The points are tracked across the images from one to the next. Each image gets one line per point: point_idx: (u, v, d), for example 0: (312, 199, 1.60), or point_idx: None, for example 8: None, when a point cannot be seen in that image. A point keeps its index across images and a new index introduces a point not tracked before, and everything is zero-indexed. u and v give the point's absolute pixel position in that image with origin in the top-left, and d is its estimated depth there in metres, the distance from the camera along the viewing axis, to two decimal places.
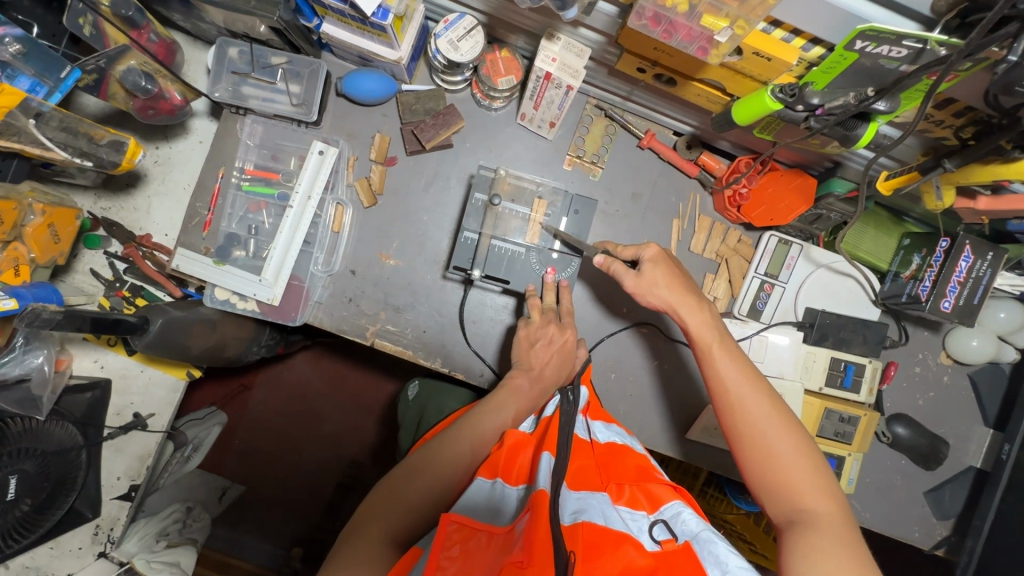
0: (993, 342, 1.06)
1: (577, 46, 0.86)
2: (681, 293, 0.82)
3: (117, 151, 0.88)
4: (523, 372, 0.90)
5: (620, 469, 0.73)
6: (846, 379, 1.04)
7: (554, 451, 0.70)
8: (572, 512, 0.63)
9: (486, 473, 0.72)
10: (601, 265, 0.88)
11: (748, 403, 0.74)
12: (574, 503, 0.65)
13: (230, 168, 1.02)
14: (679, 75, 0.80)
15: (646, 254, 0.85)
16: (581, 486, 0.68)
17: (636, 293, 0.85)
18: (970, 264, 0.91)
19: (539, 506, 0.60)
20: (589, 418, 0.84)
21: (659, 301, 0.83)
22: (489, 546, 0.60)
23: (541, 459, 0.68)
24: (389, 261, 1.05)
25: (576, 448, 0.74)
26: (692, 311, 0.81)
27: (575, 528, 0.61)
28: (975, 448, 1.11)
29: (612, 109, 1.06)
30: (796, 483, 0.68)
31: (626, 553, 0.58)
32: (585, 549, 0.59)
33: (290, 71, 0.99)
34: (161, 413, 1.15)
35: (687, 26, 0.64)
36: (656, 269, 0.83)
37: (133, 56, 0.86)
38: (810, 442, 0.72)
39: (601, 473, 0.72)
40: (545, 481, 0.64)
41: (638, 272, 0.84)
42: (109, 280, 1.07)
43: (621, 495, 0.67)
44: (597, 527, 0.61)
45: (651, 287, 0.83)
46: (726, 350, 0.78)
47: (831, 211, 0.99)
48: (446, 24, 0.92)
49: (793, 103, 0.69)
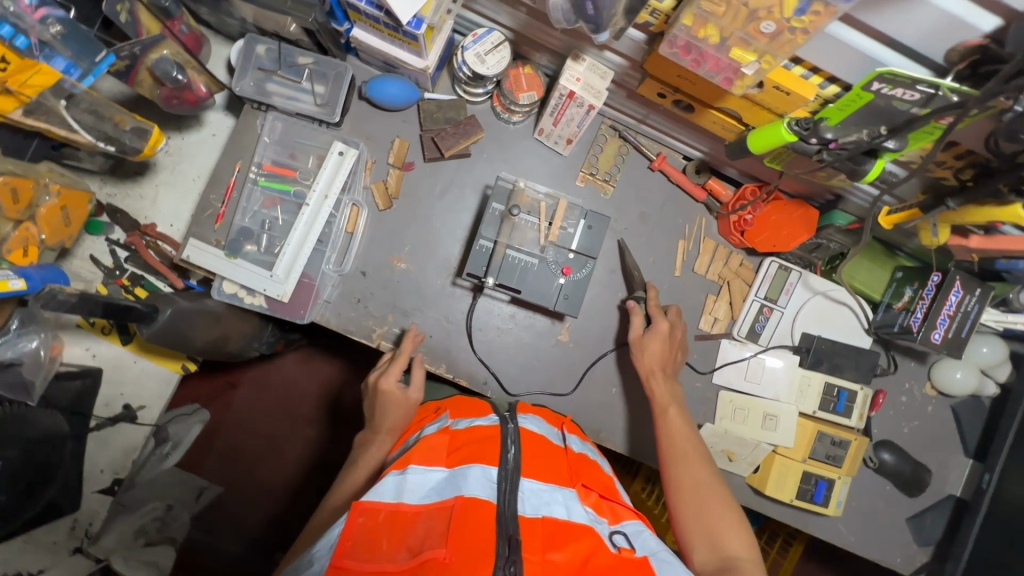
0: (976, 375, 1.11)
1: (601, 68, 0.90)
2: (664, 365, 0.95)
3: (140, 137, 0.87)
4: (369, 435, 0.90)
5: (589, 476, 0.76)
6: (839, 404, 1.07)
7: (489, 459, 0.66)
8: (533, 504, 0.63)
9: (421, 458, 0.68)
10: (630, 307, 1.00)
11: (691, 459, 0.84)
12: (538, 494, 0.65)
13: (248, 163, 1.02)
14: (698, 102, 0.84)
15: (658, 325, 0.97)
16: (549, 480, 0.68)
17: (635, 343, 0.98)
18: (959, 299, 0.96)
19: (461, 511, 0.59)
20: (566, 432, 0.87)
21: (643, 367, 0.96)
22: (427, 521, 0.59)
23: (468, 465, 0.65)
24: (400, 264, 1.06)
25: (526, 440, 0.74)
26: (660, 381, 0.94)
27: (535, 521, 0.61)
28: (956, 477, 1.16)
29: (626, 131, 1.09)
30: (718, 533, 0.75)
31: (590, 544, 0.61)
32: (545, 543, 0.60)
33: (316, 72, 1.00)
34: (150, 406, 1.24)
35: (715, 57, 0.67)
36: (653, 340, 0.96)
37: (166, 45, 0.84)
38: (730, 497, 0.80)
39: (570, 472, 0.74)
40: (487, 491, 0.62)
41: (648, 329, 0.97)
42: (110, 267, 1.13)
43: (587, 497, 0.70)
44: (557, 520, 0.63)
45: (642, 351, 0.96)
46: (681, 413, 0.91)
47: (830, 241, 1.04)
48: (473, 38, 0.95)
49: (807, 136, 0.73)
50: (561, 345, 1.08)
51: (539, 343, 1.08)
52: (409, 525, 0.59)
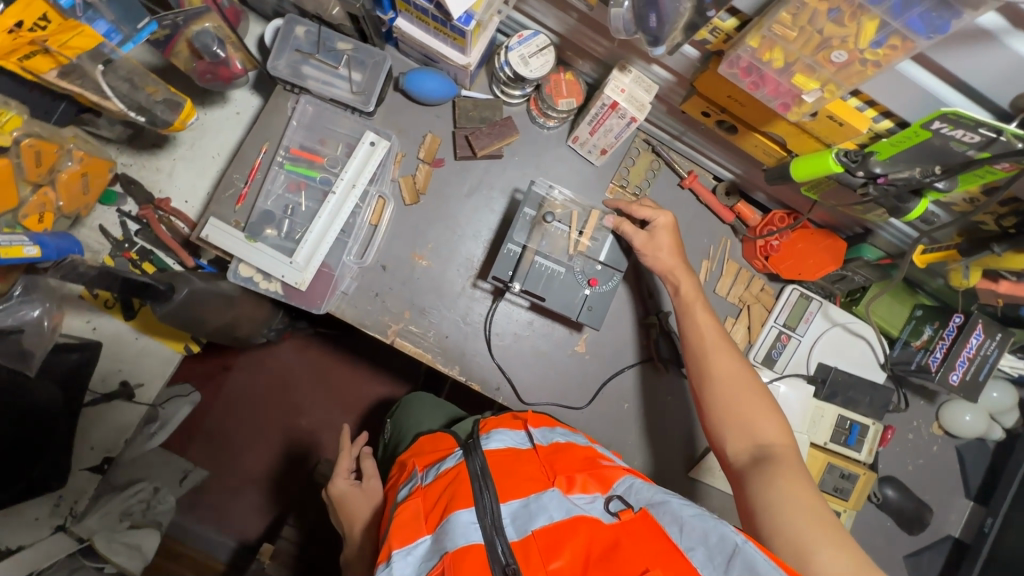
0: (984, 419, 1.11)
1: (647, 81, 0.88)
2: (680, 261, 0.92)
3: (172, 110, 0.84)
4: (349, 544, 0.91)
5: (566, 459, 0.73)
6: (850, 437, 1.06)
7: (465, 503, 0.65)
8: (524, 524, 0.64)
9: (397, 535, 0.65)
10: (611, 225, 0.95)
11: (714, 361, 0.85)
12: (525, 513, 0.65)
13: (276, 145, 0.99)
14: (743, 124, 0.83)
15: (660, 221, 0.93)
16: (528, 492, 0.67)
17: (643, 251, 0.94)
18: (979, 342, 0.96)
19: (453, 570, 0.59)
20: (532, 427, 0.81)
21: (656, 263, 0.94)
22: None
23: (448, 520, 0.63)
24: (422, 261, 1.04)
25: (496, 463, 0.71)
26: (684, 278, 0.92)
27: (529, 540, 0.62)
28: (956, 518, 1.16)
29: (660, 146, 1.09)
30: (755, 427, 0.79)
31: (585, 536, 0.61)
32: (545, 554, 0.60)
33: (355, 58, 0.97)
34: (150, 384, 1.17)
35: (776, 81, 0.66)
36: (663, 233, 0.93)
37: (209, 18, 0.81)
38: (757, 380, 0.83)
39: (547, 467, 0.72)
40: (473, 536, 0.62)
41: (648, 235, 0.93)
42: (118, 240, 1.11)
43: (573, 485, 0.68)
44: (547, 527, 0.62)
45: (656, 249, 0.93)
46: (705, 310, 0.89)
47: (856, 274, 1.04)
48: (519, 39, 0.93)
49: (854, 168, 0.73)
50: (577, 356, 1.07)
51: (555, 352, 1.07)
52: None
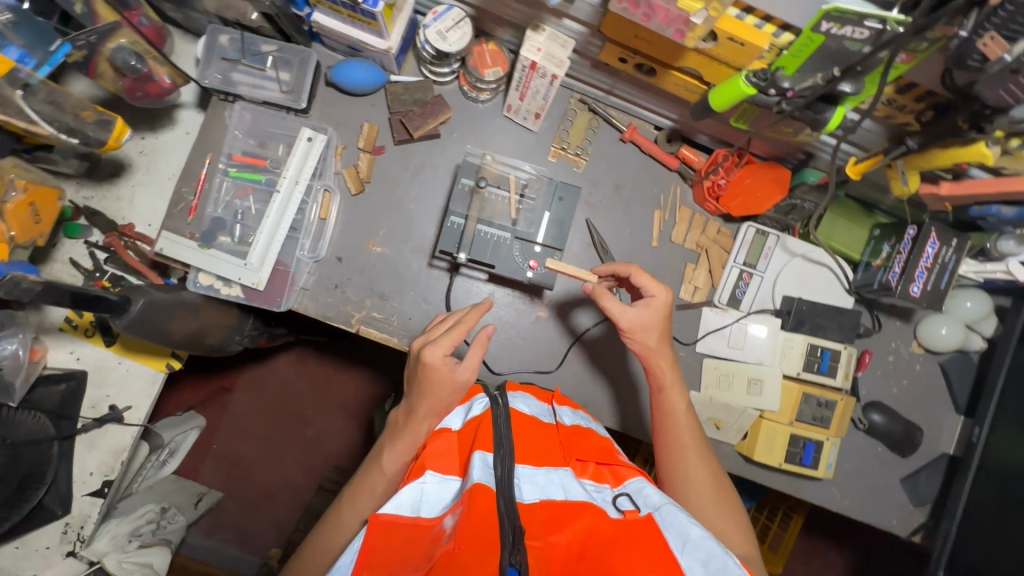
0: (961, 330, 1.10)
1: (561, 37, 0.89)
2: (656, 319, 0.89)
3: (105, 128, 0.86)
4: (406, 414, 0.85)
5: (584, 447, 0.81)
6: (822, 364, 1.06)
7: (488, 447, 0.73)
8: (532, 491, 0.70)
9: (435, 466, 0.75)
10: (589, 290, 0.92)
11: (676, 426, 0.89)
12: (536, 481, 0.71)
13: (218, 154, 1.02)
14: (658, 63, 0.84)
15: (656, 295, 0.89)
16: (542, 463, 0.74)
17: (619, 316, 0.89)
18: (936, 250, 0.95)
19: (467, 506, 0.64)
20: (557, 405, 0.91)
21: (640, 346, 0.90)
22: (427, 534, 0.67)
23: (473, 456, 0.71)
24: (375, 248, 1.06)
25: (519, 423, 0.80)
26: (652, 338, 0.89)
27: (534, 506, 0.67)
28: (948, 435, 1.15)
29: (596, 104, 1.09)
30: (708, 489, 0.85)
31: (589, 521, 0.67)
32: (548, 523, 0.66)
33: (281, 58, 1.00)
34: (138, 406, 1.16)
35: (664, 8, 0.67)
36: (652, 316, 0.89)
37: (125, 34, 0.85)
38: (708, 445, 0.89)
39: (564, 449, 0.80)
40: (486, 477, 0.68)
41: (634, 308, 0.89)
42: (89, 270, 1.13)
43: (586, 471, 0.77)
44: (557, 502, 0.69)
45: (642, 330, 0.89)
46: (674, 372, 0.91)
47: (805, 200, 1.03)
48: (434, 16, 0.95)
49: (766, 87, 0.73)
50: (542, 322, 1.08)
51: (520, 320, 1.08)
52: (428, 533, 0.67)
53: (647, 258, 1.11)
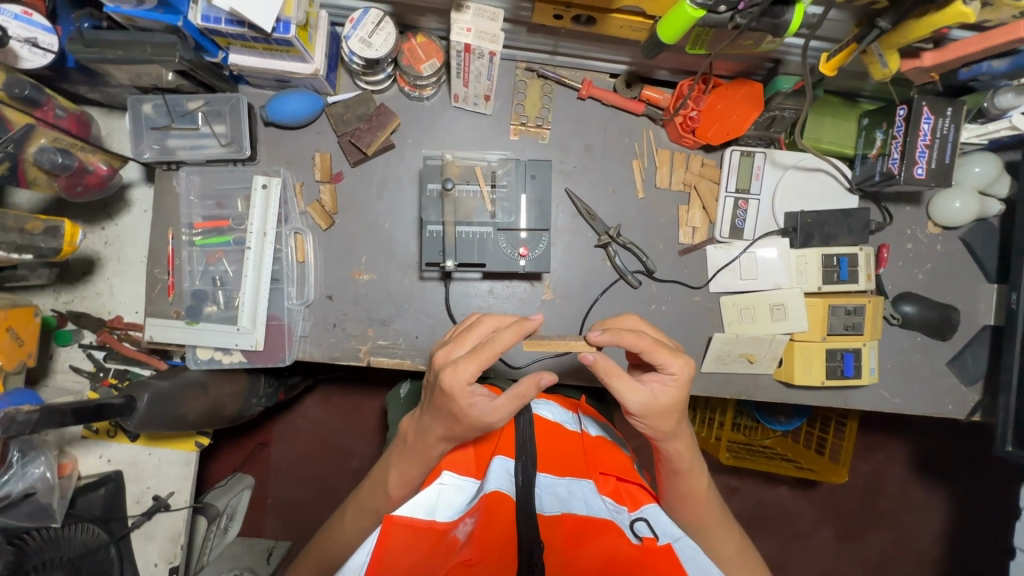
0: (975, 199, 1.04)
1: (488, 9, 0.83)
2: (669, 421, 0.74)
3: (55, 236, 0.84)
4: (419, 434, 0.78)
5: (609, 458, 0.78)
6: (842, 272, 1.02)
7: (510, 454, 0.73)
8: (555, 503, 0.71)
9: (452, 469, 0.75)
10: (589, 364, 0.71)
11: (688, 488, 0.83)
12: (558, 492, 0.73)
13: (178, 227, 0.99)
14: (596, 10, 0.78)
15: (676, 371, 0.72)
16: (564, 472, 0.75)
17: (630, 406, 0.72)
18: (932, 125, 0.89)
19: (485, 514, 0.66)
20: (579, 414, 0.90)
21: (655, 429, 0.75)
22: (434, 545, 0.65)
23: (495, 462, 0.72)
24: (362, 277, 1.03)
25: (543, 432, 0.80)
26: (662, 422, 0.74)
27: (556, 520, 0.69)
28: (985, 306, 1.11)
29: (543, 68, 1.03)
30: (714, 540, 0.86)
31: (609, 543, 0.68)
32: (567, 540, 0.68)
33: (210, 112, 0.95)
34: (179, 490, 1.15)
35: None
36: (669, 397, 0.73)
37: (42, 134, 0.81)
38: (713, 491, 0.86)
39: (588, 460, 0.78)
40: (508, 487, 0.69)
41: (650, 396, 0.72)
42: (92, 371, 1.12)
43: (607, 486, 0.74)
44: (581, 517, 0.70)
45: (657, 415, 0.73)
46: (682, 440, 0.79)
47: (783, 109, 0.96)
48: (352, 24, 0.89)
49: (713, 6, 0.67)
50: (548, 304, 1.05)
51: (526, 310, 1.04)
52: (443, 538, 0.66)
53: (637, 212, 1.06)
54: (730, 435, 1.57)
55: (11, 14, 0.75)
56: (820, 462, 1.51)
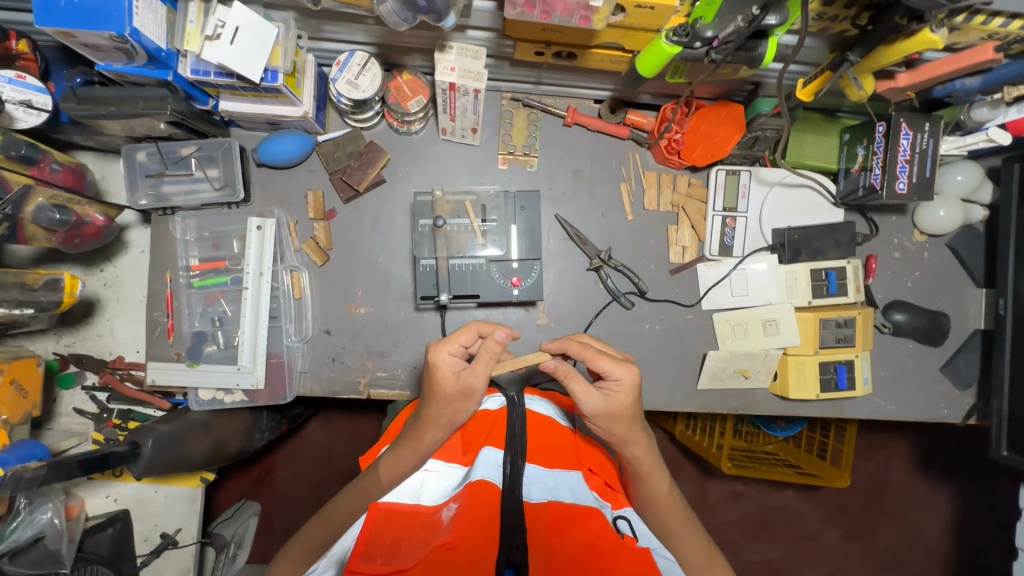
0: (958, 207, 1.06)
1: (471, 48, 0.84)
2: (621, 425, 0.72)
3: (55, 289, 0.85)
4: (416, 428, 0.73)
5: (597, 458, 0.77)
6: (830, 286, 1.04)
7: (500, 443, 0.70)
8: (541, 491, 0.68)
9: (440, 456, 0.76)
10: (548, 370, 0.73)
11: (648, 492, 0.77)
12: (546, 482, 0.69)
13: (176, 269, 1.00)
14: (576, 47, 0.80)
15: (621, 379, 0.70)
16: (554, 464, 0.71)
17: (589, 416, 0.71)
18: (911, 141, 0.91)
19: (470, 501, 0.63)
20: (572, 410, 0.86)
21: (607, 434, 0.73)
22: (419, 527, 0.65)
23: (483, 453, 0.69)
24: (359, 310, 1.04)
25: (534, 424, 0.75)
26: (614, 423, 0.72)
27: (541, 507, 0.66)
28: (974, 311, 1.12)
29: (528, 97, 1.05)
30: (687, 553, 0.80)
31: (593, 529, 0.64)
32: (551, 526, 0.64)
33: (203, 157, 0.96)
34: (188, 526, 1.17)
35: (562, 1, 0.64)
36: (620, 404, 0.71)
37: (40, 193, 0.83)
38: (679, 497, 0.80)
39: (577, 453, 0.76)
40: (495, 475, 0.65)
41: (599, 396, 0.71)
42: (96, 413, 1.13)
43: (592, 480, 0.73)
44: (565, 505, 0.67)
45: (608, 420, 0.71)
46: (637, 444, 0.74)
47: (765, 130, 0.96)
48: (339, 66, 0.91)
49: (689, 42, 0.69)
50: (543, 329, 1.06)
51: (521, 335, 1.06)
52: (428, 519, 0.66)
53: (627, 233, 1.08)
54: (731, 442, 1.57)
55: (5, 78, 0.75)
56: (821, 468, 1.51)
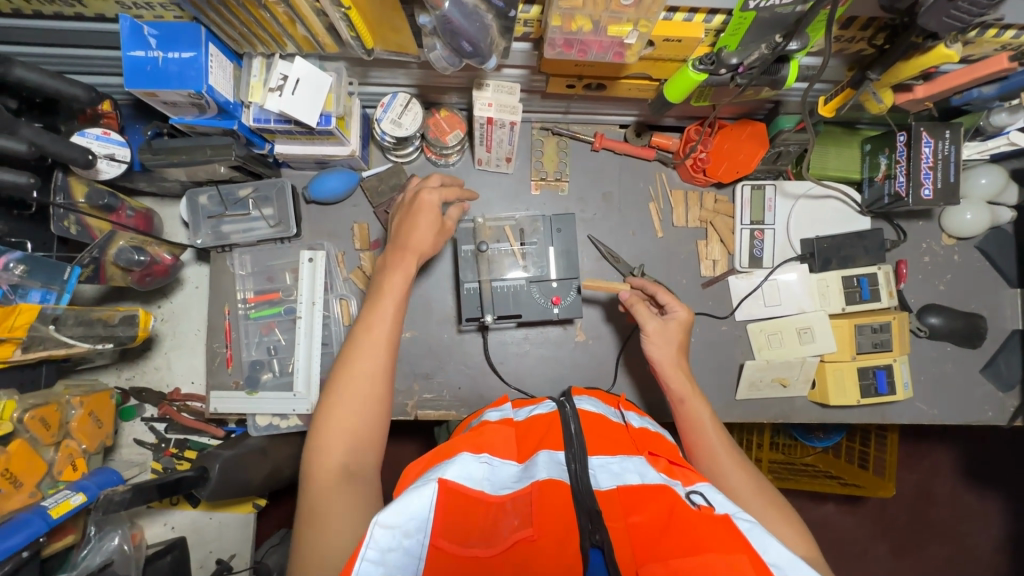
0: (985, 209, 1.08)
1: (506, 84, 0.89)
2: (675, 366, 0.90)
3: (132, 323, 0.93)
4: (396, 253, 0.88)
5: (658, 443, 0.70)
6: (864, 292, 1.05)
7: (556, 446, 0.65)
8: (608, 477, 0.62)
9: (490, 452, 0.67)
10: (625, 300, 0.95)
11: (720, 455, 0.81)
12: (612, 469, 0.64)
13: (234, 302, 1.07)
14: (606, 79, 0.86)
15: (678, 313, 0.94)
16: (616, 451, 0.66)
17: (648, 335, 0.92)
18: (933, 148, 0.94)
19: (539, 497, 0.58)
20: (624, 409, 0.81)
21: (673, 390, 0.89)
22: (487, 521, 0.58)
23: (540, 454, 0.64)
24: (405, 334, 1.09)
25: (588, 421, 0.71)
26: (671, 372, 0.90)
27: (612, 492, 0.60)
28: (1010, 311, 1.13)
29: (557, 126, 1.11)
30: (775, 521, 0.72)
31: (669, 505, 0.58)
32: (626, 507, 0.59)
33: (259, 197, 1.04)
34: (241, 551, 1.21)
35: (597, 41, 0.70)
36: (673, 328, 0.92)
37: (120, 237, 0.91)
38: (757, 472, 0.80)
39: (636, 441, 0.70)
40: (560, 472, 0.61)
41: (658, 322, 0.93)
42: (155, 443, 1.18)
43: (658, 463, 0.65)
44: (634, 487, 0.61)
45: (661, 338, 0.91)
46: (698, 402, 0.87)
47: (788, 146, 1.02)
48: (382, 107, 0.98)
49: (715, 69, 0.74)
50: (582, 346, 1.09)
51: (560, 353, 1.09)
52: (496, 517, 0.58)
53: (658, 250, 1.12)
54: (770, 455, 1.56)
55: (93, 135, 0.85)
56: (864, 478, 1.49)
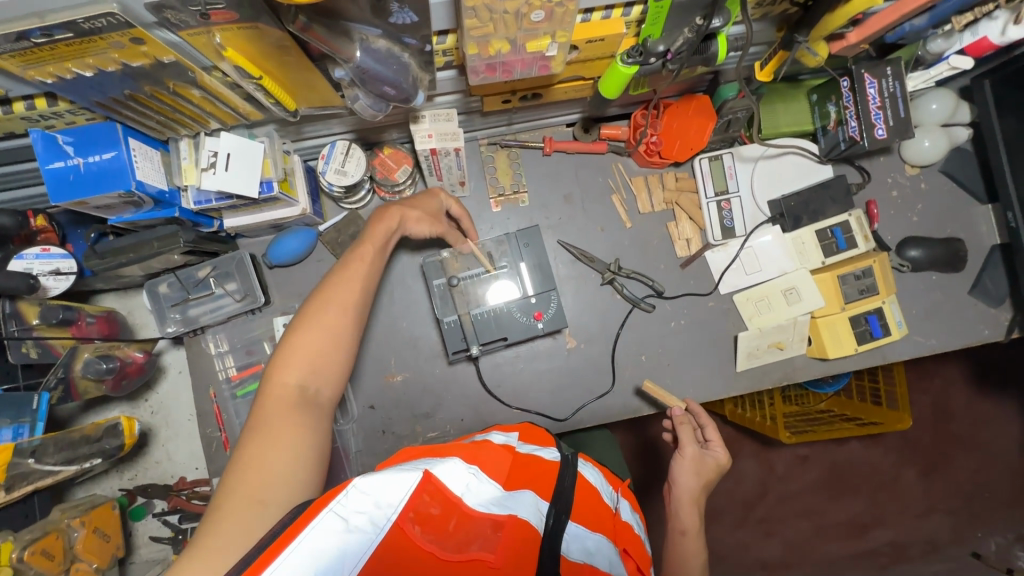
0: (941, 134, 1.08)
1: (442, 112, 0.87)
2: (698, 491, 0.89)
3: (117, 433, 0.93)
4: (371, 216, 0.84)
5: (634, 541, 0.66)
6: (840, 242, 1.05)
7: (545, 493, 0.60)
8: (577, 549, 0.58)
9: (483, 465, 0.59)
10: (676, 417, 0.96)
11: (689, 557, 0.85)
12: (584, 544, 0.59)
13: (218, 383, 1.04)
14: (539, 88, 0.84)
15: (719, 454, 0.93)
16: (597, 528, 0.61)
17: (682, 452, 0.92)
18: (877, 88, 0.92)
19: (510, 530, 0.54)
20: (619, 492, 0.76)
21: (678, 482, 0.89)
22: (457, 525, 0.54)
23: (527, 491, 0.59)
24: (396, 378, 1.07)
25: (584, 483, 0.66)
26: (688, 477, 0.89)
27: (573, 571, 0.56)
28: (986, 227, 1.13)
29: (504, 139, 1.09)
30: None
31: None
32: None
33: (220, 274, 1.02)
34: None
35: (519, 58, 0.68)
36: (710, 468, 0.91)
37: (85, 349, 0.89)
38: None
39: (614, 528, 0.65)
40: (540, 518, 0.57)
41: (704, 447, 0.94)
42: (172, 536, 1.14)
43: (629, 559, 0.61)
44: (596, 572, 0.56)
45: (699, 466, 0.91)
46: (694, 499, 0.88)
47: (736, 113, 0.99)
48: (325, 159, 0.95)
49: (645, 60, 0.72)
50: (574, 352, 1.08)
51: (554, 364, 1.08)
52: (467, 521, 0.54)
53: (630, 241, 1.11)
54: (783, 411, 1.57)
55: (32, 254, 0.81)
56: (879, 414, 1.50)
